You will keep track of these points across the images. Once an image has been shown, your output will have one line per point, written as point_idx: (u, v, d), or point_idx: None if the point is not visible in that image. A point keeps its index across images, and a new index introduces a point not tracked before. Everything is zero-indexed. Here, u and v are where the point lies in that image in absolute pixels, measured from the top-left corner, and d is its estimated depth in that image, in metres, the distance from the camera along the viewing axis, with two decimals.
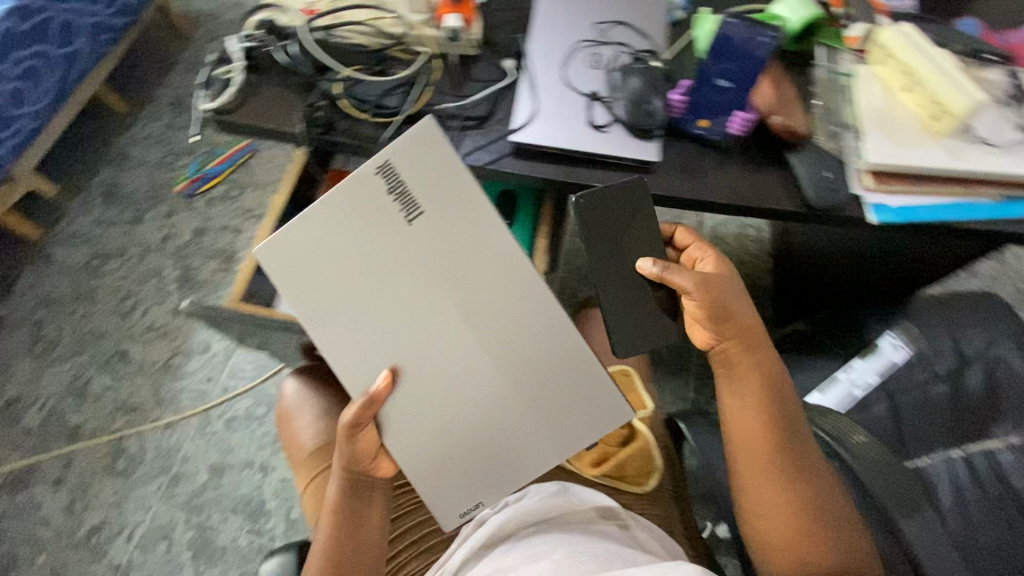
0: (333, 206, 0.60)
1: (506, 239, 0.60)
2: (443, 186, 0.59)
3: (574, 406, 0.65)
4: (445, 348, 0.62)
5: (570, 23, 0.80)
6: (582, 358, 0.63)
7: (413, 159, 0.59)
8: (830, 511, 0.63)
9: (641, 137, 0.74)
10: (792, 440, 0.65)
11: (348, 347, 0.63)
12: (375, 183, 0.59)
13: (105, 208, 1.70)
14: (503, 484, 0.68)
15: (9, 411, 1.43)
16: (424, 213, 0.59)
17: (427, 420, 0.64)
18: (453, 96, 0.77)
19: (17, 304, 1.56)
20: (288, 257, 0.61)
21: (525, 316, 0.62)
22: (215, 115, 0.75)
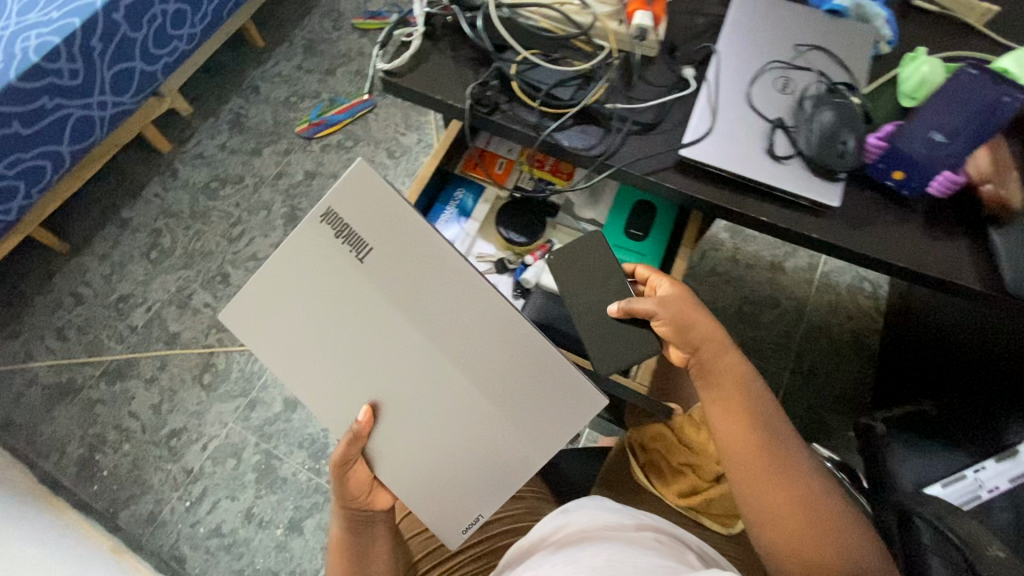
0: (288, 268, 0.65)
1: (445, 252, 0.62)
2: (385, 216, 0.61)
3: (557, 408, 0.65)
4: (417, 373, 0.66)
5: (765, 39, 0.74)
6: (548, 356, 0.63)
7: (354, 200, 0.61)
8: (815, 510, 0.65)
9: (821, 176, 0.68)
10: (764, 444, 0.67)
11: (330, 392, 0.70)
12: (324, 230, 0.63)
13: (231, 135, 1.77)
14: (493, 487, 0.71)
15: (120, 306, 1.55)
16: (373, 250, 0.62)
17: (407, 442, 0.70)
18: (626, 96, 0.74)
19: (140, 210, 1.67)
20: (261, 320, 0.68)
21: (479, 323, 0.63)
22: (386, 76, 0.76)
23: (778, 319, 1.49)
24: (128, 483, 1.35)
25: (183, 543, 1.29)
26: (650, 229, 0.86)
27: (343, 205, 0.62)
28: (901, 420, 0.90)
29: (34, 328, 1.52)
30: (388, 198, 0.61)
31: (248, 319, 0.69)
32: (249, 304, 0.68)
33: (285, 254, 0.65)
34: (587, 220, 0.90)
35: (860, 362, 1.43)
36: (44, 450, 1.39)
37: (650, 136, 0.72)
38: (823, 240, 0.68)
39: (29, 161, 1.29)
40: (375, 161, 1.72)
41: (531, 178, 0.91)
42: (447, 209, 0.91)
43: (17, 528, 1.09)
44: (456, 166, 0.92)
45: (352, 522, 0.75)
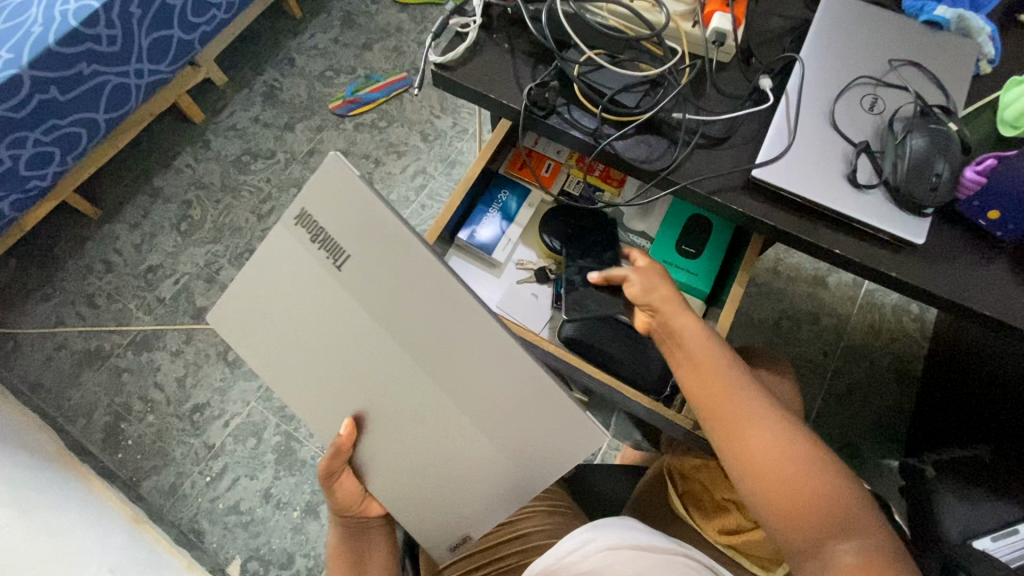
0: (267, 270, 0.63)
1: (429, 263, 0.57)
2: (362, 225, 0.57)
3: (540, 427, 0.62)
4: (398, 388, 0.64)
5: (854, 51, 0.68)
6: (535, 377, 0.59)
7: (330, 205, 0.57)
8: (789, 461, 0.61)
9: (905, 209, 0.62)
10: (722, 397, 0.65)
11: (311, 400, 0.70)
12: (299, 234, 0.60)
13: (264, 108, 1.74)
14: (472, 499, 0.70)
15: (149, 277, 1.55)
16: (350, 259, 0.59)
17: (390, 452, 0.70)
18: (695, 108, 0.69)
19: (172, 179, 1.66)
20: (243, 321, 0.67)
21: (460, 337, 0.59)
22: (439, 69, 0.71)
23: (816, 336, 1.41)
24: (151, 454, 1.37)
25: (202, 517, 1.31)
26: (702, 248, 0.83)
27: (319, 210, 0.58)
28: (952, 465, 0.85)
29: (65, 292, 1.53)
30: (365, 206, 0.56)
31: (232, 320, 0.68)
32: (232, 306, 0.67)
33: (264, 256, 0.62)
34: (637, 232, 0.87)
35: (898, 389, 1.36)
36: (71, 415, 1.41)
37: (718, 151, 0.67)
38: (902, 279, 0.62)
39: (66, 127, 1.28)
40: (409, 144, 1.68)
41: (580, 183, 0.88)
42: (491, 210, 0.88)
43: (44, 494, 1.11)
44: (502, 165, 0.90)
45: (348, 528, 0.80)
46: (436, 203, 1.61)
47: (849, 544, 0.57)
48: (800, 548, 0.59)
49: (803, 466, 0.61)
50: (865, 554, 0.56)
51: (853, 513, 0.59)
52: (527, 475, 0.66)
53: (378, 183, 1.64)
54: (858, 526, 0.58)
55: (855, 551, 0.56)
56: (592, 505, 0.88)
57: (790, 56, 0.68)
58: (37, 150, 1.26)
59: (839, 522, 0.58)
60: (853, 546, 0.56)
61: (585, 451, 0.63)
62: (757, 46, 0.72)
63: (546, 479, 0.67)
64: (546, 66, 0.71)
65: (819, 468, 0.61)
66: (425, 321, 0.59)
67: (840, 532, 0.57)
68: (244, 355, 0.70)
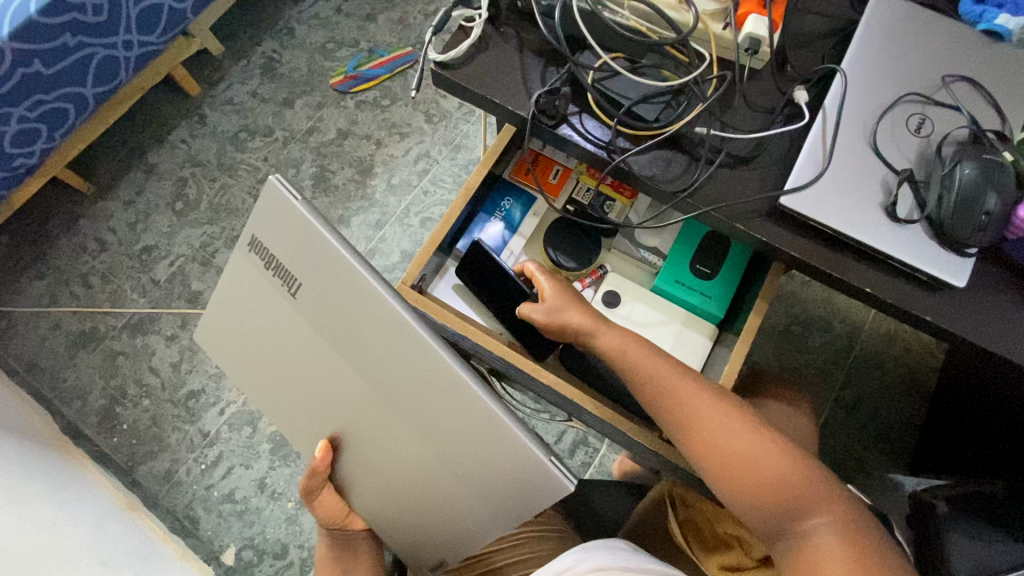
0: (237, 299, 0.69)
1: (357, 276, 0.57)
2: (304, 249, 0.60)
3: (491, 458, 0.57)
4: (357, 409, 0.64)
5: (902, 63, 0.61)
6: (464, 387, 0.56)
7: (274, 232, 0.61)
8: (743, 439, 0.63)
9: (946, 245, 0.56)
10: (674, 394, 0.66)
11: (294, 421, 0.73)
12: (254, 260, 0.64)
13: (263, 82, 1.66)
14: (451, 533, 0.66)
15: (143, 258, 1.51)
16: (300, 284, 0.61)
17: (363, 472, 0.69)
18: (720, 123, 0.62)
19: (167, 155, 1.60)
20: (229, 347, 0.74)
21: (395, 352, 0.58)
22: (441, 69, 0.64)
23: (827, 344, 1.34)
24: (146, 439, 1.36)
25: (197, 504, 1.31)
26: (718, 268, 0.78)
27: (266, 236, 0.62)
28: (965, 502, 0.81)
29: (58, 271, 1.50)
30: (305, 231, 0.59)
31: (219, 344, 0.75)
32: (218, 332, 0.73)
33: (231, 285, 0.68)
34: (649, 248, 0.82)
35: (908, 403, 1.30)
36: (66, 397, 1.40)
37: (743, 172, 0.61)
38: (936, 324, 0.57)
39: (51, 103, 1.22)
40: (413, 126, 1.60)
41: (589, 191, 0.83)
42: (493, 219, 0.85)
43: (37, 482, 1.10)
44: (506, 171, 0.85)
45: (336, 541, 0.80)
46: (439, 189, 1.55)
47: (818, 520, 0.59)
48: (775, 534, 0.60)
49: (759, 451, 0.62)
50: (833, 522, 0.58)
51: (816, 489, 0.61)
52: (491, 508, 0.61)
53: (379, 166, 1.57)
54: (822, 500, 0.60)
55: (827, 527, 0.58)
56: (589, 524, 0.86)
57: (831, 66, 0.61)
58: (23, 127, 1.20)
59: (805, 502, 0.60)
60: (824, 521, 0.59)
61: (538, 491, 0.56)
62: (794, 50, 0.65)
63: (511, 517, 0.60)
64: (557, 68, 0.65)
65: (775, 449, 0.63)
66: (365, 334, 0.59)
67: (808, 510, 0.60)
68: (235, 374, 0.76)
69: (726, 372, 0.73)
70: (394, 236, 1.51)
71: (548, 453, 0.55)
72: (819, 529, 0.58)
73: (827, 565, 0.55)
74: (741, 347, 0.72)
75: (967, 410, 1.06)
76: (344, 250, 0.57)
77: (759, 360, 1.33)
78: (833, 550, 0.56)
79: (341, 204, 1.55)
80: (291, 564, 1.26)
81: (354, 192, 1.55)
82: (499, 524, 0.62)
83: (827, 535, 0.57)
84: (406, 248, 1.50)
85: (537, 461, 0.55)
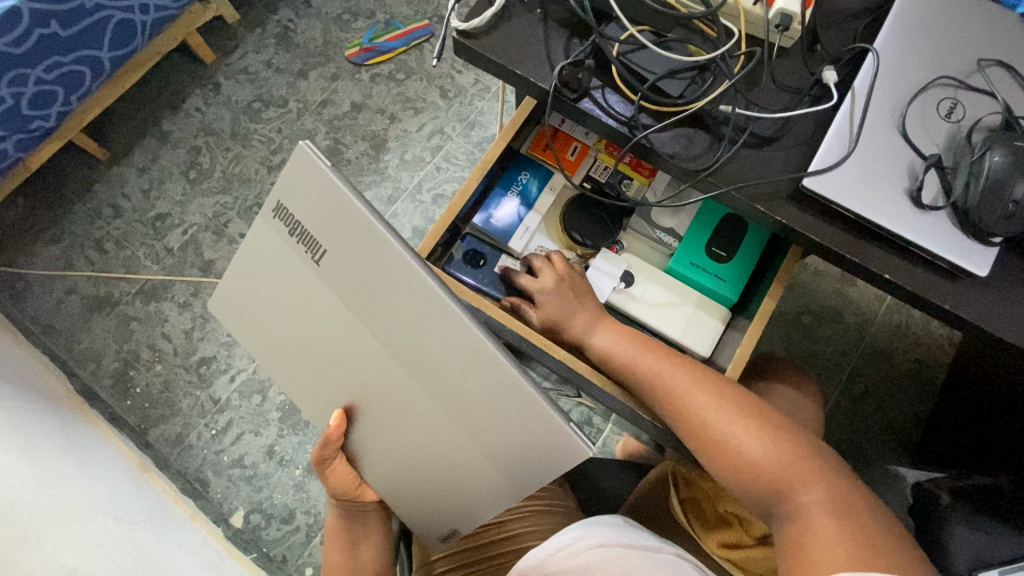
0: (255, 266, 0.67)
1: (385, 243, 0.57)
2: (331, 216, 0.59)
3: (513, 430, 0.58)
4: (378, 379, 0.64)
5: (937, 45, 0.59)
6: (483, 357, 0.56)
7: (300, 197, 0.60)
8: (751, 428, 0.64)
9: (968, 234, 0.55)
10: (659, 382, 0.69)
11: (305, 393, 0.72)
12: (279, 227, 0.64)
13: (277, 52, 1.64)
14: (464, 503, 0.68)
15: (157, 225, 1.52)
16: (326, 252, 0.61)
17: (379, 443, 0.69)
18: (745, 101, 0.61)
19: (181, 123, 1.59)
20: (243, 314, 0.72)
21: (421, 321, 0.58)
22: (464, 37, 0.64)
23: (836, 334, 1.33)
24: (158, 403, 1.39)
25: (207, 468, 1.34)
26: (734, 251, 0.78)
27: (292, 202, 0.61)
28: (967, 494, 0.81)
29: (74, 235, 1.51)
30: (333, 198, 0.58)
31: (233, 311, 0.73)
32: (232, 298, 0.72)
33: (251, 250, 0.67)
34: (665, 229, 0.82)
35: (914, 395, 1.29)
36: (81, 359, 1.42)
37: (768, 153, 0.60)
38: (956, 314, 0.56)
39: (69, 65, 1.21)
40: (427, 101, 1.59)
41: (607, 169, 0.83)
42: (509, 195, 0.85)
43: (55, 439, 1.13)
44: (523, 146, 0.85)
45: (346, 512, 0.79)
46: (451, 166, 1.54)
47: (818, 500, 0.60)
48: (778, 512, 0.62)
49: (738, 434, 0.64)
50: (832, 506, 0.59)
51: (802, 466, 0.62)
52: (511, 478, 0.62)
53: (392, 141, 1.56)
54: (809, 476, 0.62)
55: (822, 506, 0.59)
56: (593, 502, 0.87)
57: (864, 46, 0.60)
58: (40, 89, 1.20)
59: (788, 479, 0.61)
60: (811, 499, 0.60)
61: (559, 455, 0.57)
62: (825, 29, 0.64)
63: (531, 484, 0.62)
64: (581, 40, 0.64)
65: (757, 431, 0.64)
66: (390, 303, 0.59)
67: (799, 489, 0.61)
68: (245, 343, 0.75)
69: (737, 355, 0.72)
70: (406, 213, 1.51)
71: (568, 420, 0.56)
72: (807, 507, 0.60)
73: (823, 542, 0.56)
74: (755, 331, 0.71)
75: (974, 403, 1.06)
76: (374, 218, 0.57)
77: (768, 348, 1.33)
78: (821, 529, 0.57)
79: (353, 177, 1.54)
80: (297, 529, 1.29)
81: (367, 165, 1.55)
82: (515, 491, 0.63)
83: (823, 515, 0.59)
84: (417, 225, 1.50)
85: (559, 428, 0.56)
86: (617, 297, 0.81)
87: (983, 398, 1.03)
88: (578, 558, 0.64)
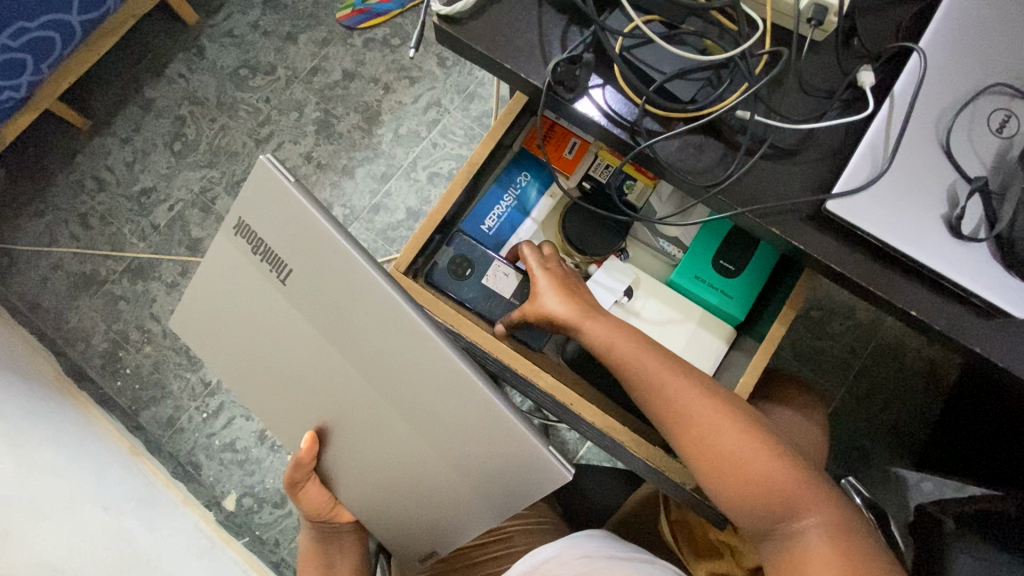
0: (218, 284, 0.62)
1: (356, 264, 0.53)
2: (297, 235, 0.54)
3: (492, 454, 0.55)
4: (350, 403, 0.60)
5: (998, 44, 0.51)
6: (462, 385, 0.53)
7: (265, 215, 0.56)
8: (755, 445, 0.59)
9: (1012, 271, 0.49)
10: (662, 391, 0.62)
11: (274, 414, 0.68)
12: (241, 245, 0.59)
13: (265, 13, 1.53)
14: (441, 527, 0.65)
15: (142, 200, 1.46)
16: (291, 271, 0.56)
17: (353, 464, 0.66)
18: (765, 107, 0.54)
19: (164, 90, 1.50)
20: (206, 333, 0.67)
21: (393, 347, 0.54)
22: (448, 24, 0.56)
23: (847, 331, 1.27)
24: (149, 385, 1.37)
25: (199, 451, 1.33)
26: (743, 265, 0.72)
27: (255, 218, 0.56)
28: (975, 522, 0.76)
29: (57, 210, 1.46)
30: (299, 216, 0.54)
31: (197, 328, 0.68)
32: (195, 315, 0.67)
33: (211, 267, 0.62)
34: (670, 239, 0.76)
35: (924, 396, 1.24)
36: (70, 339, 1.40)
37: (787, 167, 0.53)
38: (990, 359, 0.50)
39: (36, 31, 1.12)
40: (424, 70, 1.48)
41: (609, 169, 0.75)
42: (503, 198, 0.80)
43: (41, 424, 1.12)
44: (517, 142, 0.78)
45: (322, 533, 0.76)
46: (449, 142, 1.45)
47: (817, 526, 0.56)
48: (773, 535, 0.58)
49: (750, 452, 0.58)
50: (829, 534, 0.56)
51: (802, 488, 0.57)
52: (490, 502, 0.59)
53: (386, 113, 1.47)
54: (814, 500, 0.57)
55: (820, 533, 0.56)
56: (582, 516, 0.84)
57: (906, 44, 0.51)
58: (7, 57, 1.12)
59: (794, 500, 0.57)
60: (813, 524, 0.56)
61: (539, 479, 0.55)
62: (865, 21, 0.55)
63: (511, 508, 0.59)
64: (580, 29, 0.56)
65: (759, 448, 0.59)
66: (363, 327, 0.54)
67: (798, 514, 0.57)
68: (209, 361, 0.70)
69: (743, 382, 0.67)
70: (399, 192, 1.43)
71: (546, 442, 0.53)
72: (808, 533, 0.56)
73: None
74: (761, 356, 0.66)
75: (982, 412, 1.01)
76: (343, 237, 0.53)
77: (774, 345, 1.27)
78: (820, 555, 0.55)
79: (345, 152, 1.46)
80: (289, 513, 1.29)
81: (360, 140, 1.47)
82: (493, 517, 0.60)
83: (818, 542, 0.55)
84: (411, 205, 1.42)
85: (536, 449, 0.53)
86: (617, 312, 0.75)
87: (994, 410, 0.98)
88: (566, 568, 0.62)
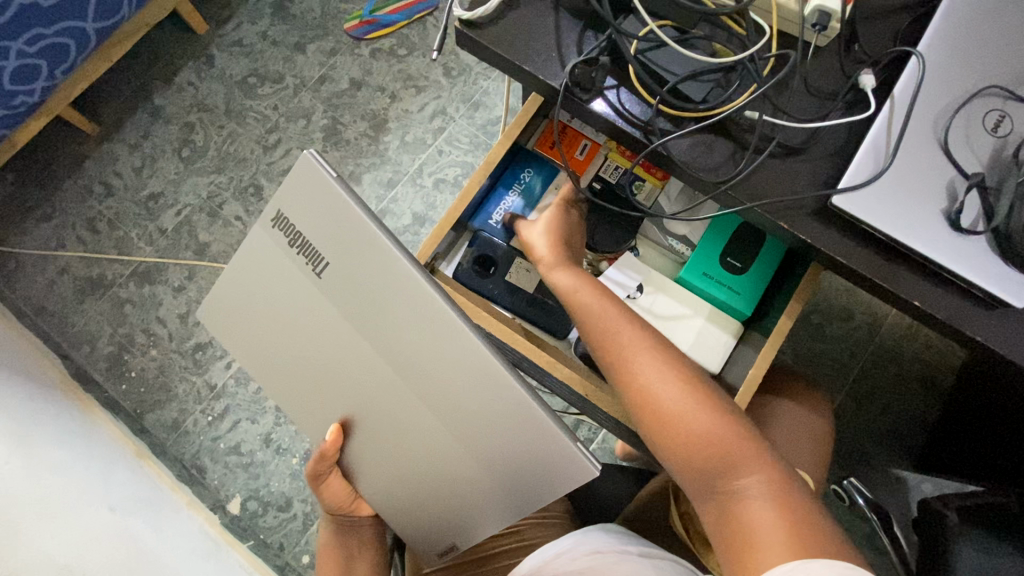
0: (251, 276, 0.64)
1: (393, 258, 0.54)
2: (337, 229, 0.56)
3: (518, 445, 0.56)
4: (379, 396, 0.61)
5: (991, 49, 0.54)
6: (491, 377, 0.54)
7: (305, 209, 0.57)
8: (699, 403, 0.60)
9: (1010, 262, 0.51)
10: (614, 352, 0.64)
11: (298, 406, 0.69)
12: (278, 237, 0.60)
13: (274, 23, 1.56)
14: (462, 521, 0.66)
15: (149, 205, 1.47)
16: (328, 264, 0.58)
17: (377, 458, 0.67)
18: (773, 107, 0.57)
19: (173, 97, 1.53)
20: (235, 326, 0.68)
21: (426, 339, 0.55)
22: (469, 29, 0.58)
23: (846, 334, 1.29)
24: (154, 388, 1.37)
25: (204, 454, 1.33)
26: (749, 262, 0.74)
27: (295, 212, 0.58)
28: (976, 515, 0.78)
29: (64, 214, 1.47)
30: (340, 210, 0.56)
31: (225, 320, 0.69)
32: (225, 306, 0.68)
33: (246, 260, 0.63)
34: (677, 237, 0.79)
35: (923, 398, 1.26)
36: (75, 342, 1.40)
37: (794, 165, 0.56)
38: (992, 348, 0.52)
39: (51, 38, 1.15)
40: (430, 79, 1.51)
41: (618, 170, 0.79)
42: (510, 193, 0.82)
43: (48, 426, 1.12)
44: (529, 141, 0.81)
45: (341, 527, 0.77)
46: (454, 149, 1.47)
47: (755, 483, 0.55)
48: (712, 493, 0.57)
49: (693, 408, 0.59)
50: (765, 490, 0.55)
51: (743, 447, 0.57)
52: (513, 496, 0.60)
53: (393, 121, 1.50)
54: (754, 460, 0.57)
55: (755, 488, 0.55)
56: (593, 512, 0.85)
57: (906, 49, 0.54)
58: (22, 63, 1.14)
59: (738, 464, 0.56)
60: (752, 481, 0.55)
61: (567, 473, 0.56)
62: (865, 28, 0.58)
63: (534, 501, 0.60)
64: (595, 33, 0.59)
65: (702, 405, 0.60)
66: (397, 319, 0.56)
67: (736, 470, 0.56)
68: (235, 354, 0.71)
69: (750, 375, 0.69)
70: (406, 197, 1.45)
71: (574, 438, 0.54)
72: (745, 488, 0.55)
73: (753, 529, 0.52)
74: (769, 349, 0.68)
75: (979, 412, 1.03)
76: (381, 231, 0.54)
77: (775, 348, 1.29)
78: (755, 510, 0.53)
79: (352, 159, 1.49)
80: (294, 517, 1.29)
81: (367, 147, 1.49)
82: (515, 510, 0.61)
83: (755, 498, 0.54)
84: (417, 210, 1.45)
85: (564, 444, 0.54)
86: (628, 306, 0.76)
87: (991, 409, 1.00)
88: (576, 562, 0.63)
